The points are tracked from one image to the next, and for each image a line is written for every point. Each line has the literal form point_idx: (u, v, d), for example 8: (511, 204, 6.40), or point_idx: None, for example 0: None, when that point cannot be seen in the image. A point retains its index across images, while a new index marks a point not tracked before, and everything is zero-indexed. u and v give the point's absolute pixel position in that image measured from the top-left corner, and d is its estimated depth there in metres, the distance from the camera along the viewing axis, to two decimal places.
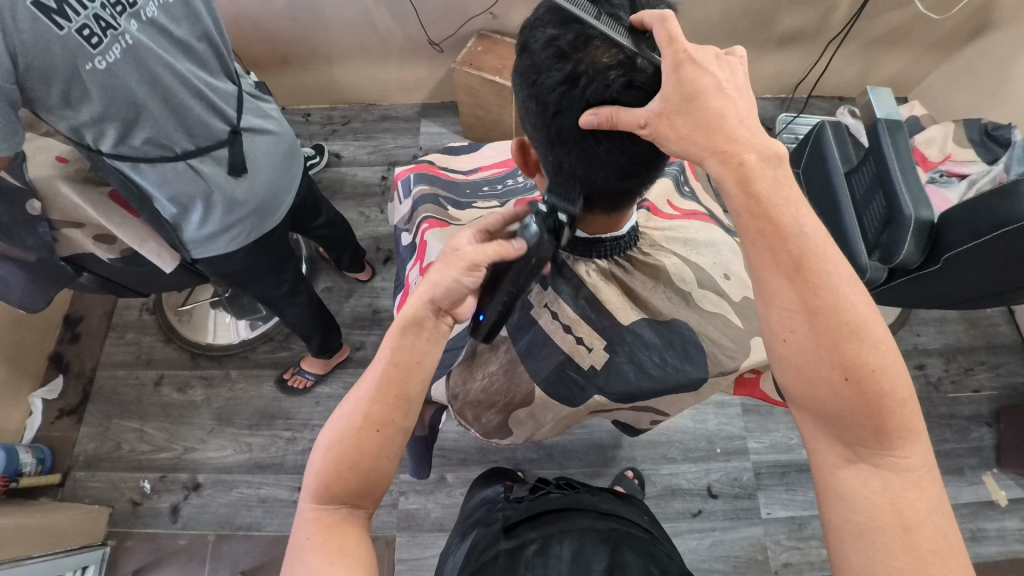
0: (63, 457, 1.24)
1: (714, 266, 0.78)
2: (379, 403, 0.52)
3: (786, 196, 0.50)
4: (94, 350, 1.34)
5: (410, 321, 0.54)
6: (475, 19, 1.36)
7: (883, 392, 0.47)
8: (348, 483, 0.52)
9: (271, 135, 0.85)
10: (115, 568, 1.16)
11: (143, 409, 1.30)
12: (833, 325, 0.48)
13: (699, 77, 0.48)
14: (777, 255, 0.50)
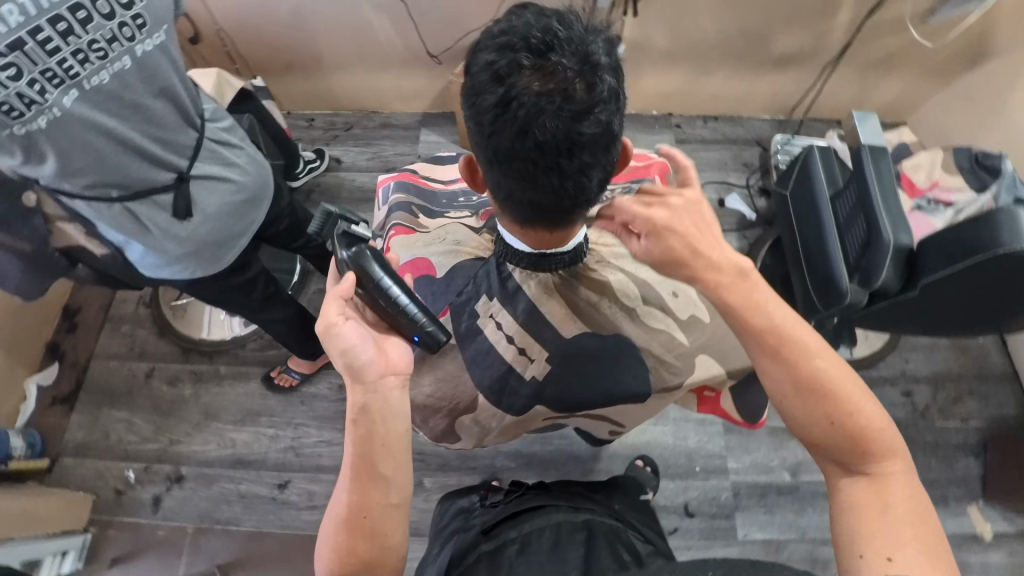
0: (54, 443, 1.28)
1: (664, 282, 0.78)
2: (360, 478, 0.53)
3: (757, 292, 0.59)
4: (89, 340, 1.38)
5: (364, 398, 0.55)
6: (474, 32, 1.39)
7: (864, 425, 0.53)
8: (356, 557, 0.51)
9: (228, 181, 0.83)
10: (96, 555, 1.19)
11: (133, 400, 1.33)
12: (812, 384, 0.55)
13: (670, 226, 0.62)
14: (758, 336, 0.57)
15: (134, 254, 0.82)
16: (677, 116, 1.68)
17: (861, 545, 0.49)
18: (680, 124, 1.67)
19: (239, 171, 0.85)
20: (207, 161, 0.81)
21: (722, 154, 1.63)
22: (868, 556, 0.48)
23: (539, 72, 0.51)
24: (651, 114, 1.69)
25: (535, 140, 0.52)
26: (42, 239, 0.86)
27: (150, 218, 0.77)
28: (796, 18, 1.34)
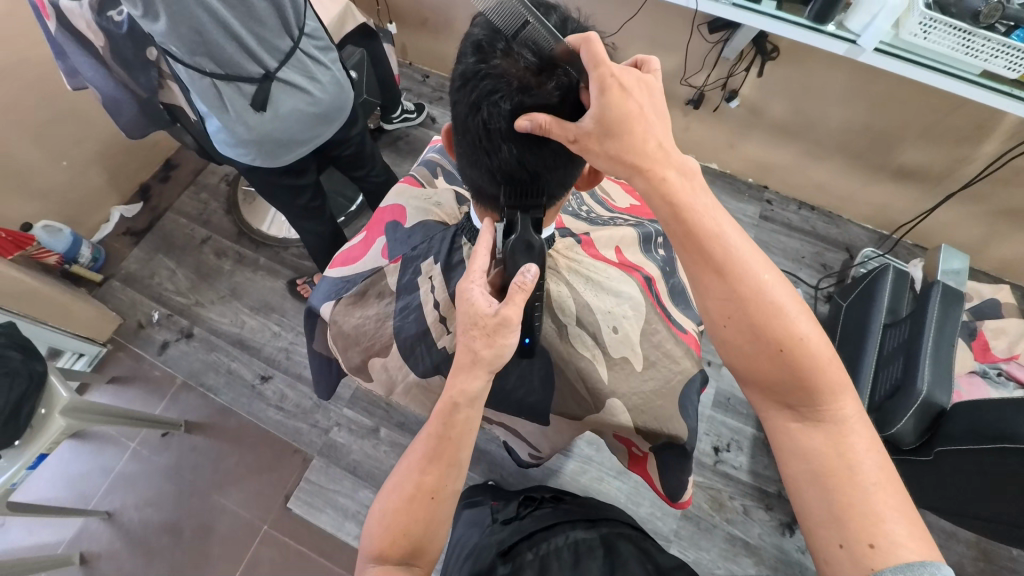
0: (112, 266, 1.47)
1: (606, 315, 0.69)
2: (435, 465, 0.53)
3: (706, 204, 0.51)
4: (173, 194, 1.57)
5: (467, 391, 0.54)
6: None
7: (812, 360, 0.48)
8: (405, 542, 0.51)
9: (306, 94, 0.93)
10: (102, 368, 1.36)
11: (182, 256, 1.50)
12: (759, 311, 0.48)
13: (622, 104, 0.47)
14: (703, 254, 0.50)
15: (210, 127, 0.92)
16: (772, 192, 1.59)
17: (837, 517, 0.45)
18: (771, 201, 1.58)
19: (317, 88, 0.94)
20: (294, 68, 0.90)
21: (803, 245, 1.52)
22: (849, 545, 0.44)
23: (511, 56, 0.51)
24: (745, 181, 1.61)
25: (483, 119, 0.53)
26: (153, 91, 1.00)
27: (229, 99, 0.86)
28: (931, 133, 1.21)
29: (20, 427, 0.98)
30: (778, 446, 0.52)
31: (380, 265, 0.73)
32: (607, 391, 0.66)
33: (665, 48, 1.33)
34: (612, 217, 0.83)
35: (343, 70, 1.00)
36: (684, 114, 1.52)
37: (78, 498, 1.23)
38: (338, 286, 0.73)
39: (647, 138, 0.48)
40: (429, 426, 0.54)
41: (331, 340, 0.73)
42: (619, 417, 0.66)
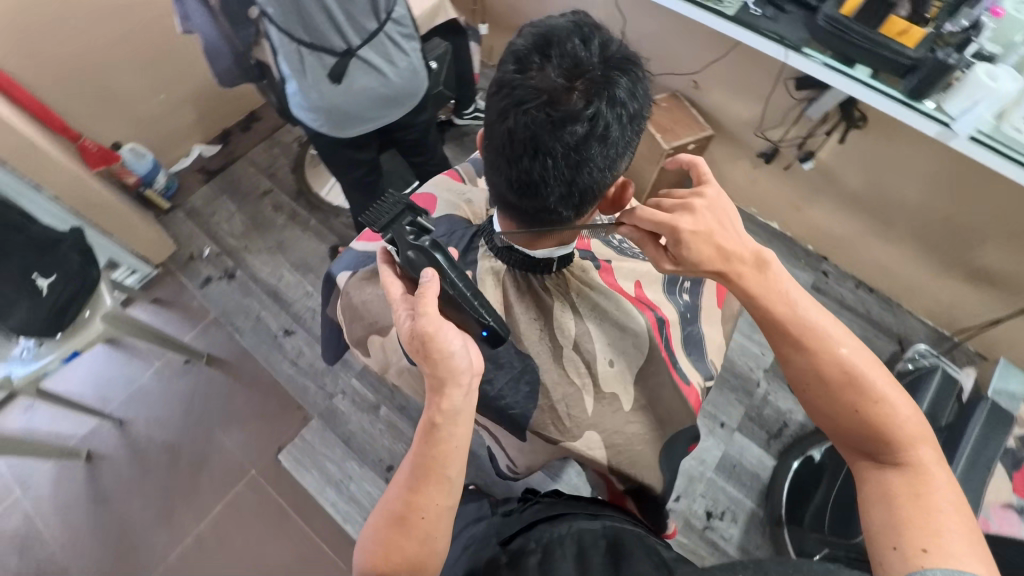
0: (181, 197, 1.59)
1: (605, 345, 0.67)
2: (427, 484, 0.52)
3: (786, 288, 0.56)
4: (250, 144, 1.68)
5: (448, 411, 0.52)
6: (678, 77, 1.39)
7: (889, 417, 0.50)
8: (401, 564, 0.51)
9: (381, 75, 0.97)
10: (149, 288, 1.46)
11: (243, 202, 1.59)
12: (833, 375, 0.52)
13: (709, 238, 0.57)
14: (785, 328, 0.55)
15: (289, 89, 0.98)
16: (831, 265, 1.51)
17: (899, 531, 0.44)
18: (827, 274, 1.50)
19: (392, 71, 0.98)
20: (374, 49, 0.94)
21: (851, 327, 1.42)
22: (903, 548, 0.43)
23: (548, 69, 0.52)
24: (803, 248, 1.54)
25: (508, 125, 0.53)
26: (248, 45, 1.07)
27: (309, 67, 0.91)
28: (1020, 239, 1.12)
29: (64, 322, 1.07)
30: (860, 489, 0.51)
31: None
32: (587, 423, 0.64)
33: (747, 96, 1.30)
34: (644, 251, 0.81)
35: (421, 58, 1.03)
36: (754, 166, 1.47)
37: (100, 400, 1.32)
38: (360, 259, 0.76)
39: (728, 254, 0.57)
40: (415, 447, 0.53)
41: (341, 309, 0.74)
42: (593, 451, 0.64)
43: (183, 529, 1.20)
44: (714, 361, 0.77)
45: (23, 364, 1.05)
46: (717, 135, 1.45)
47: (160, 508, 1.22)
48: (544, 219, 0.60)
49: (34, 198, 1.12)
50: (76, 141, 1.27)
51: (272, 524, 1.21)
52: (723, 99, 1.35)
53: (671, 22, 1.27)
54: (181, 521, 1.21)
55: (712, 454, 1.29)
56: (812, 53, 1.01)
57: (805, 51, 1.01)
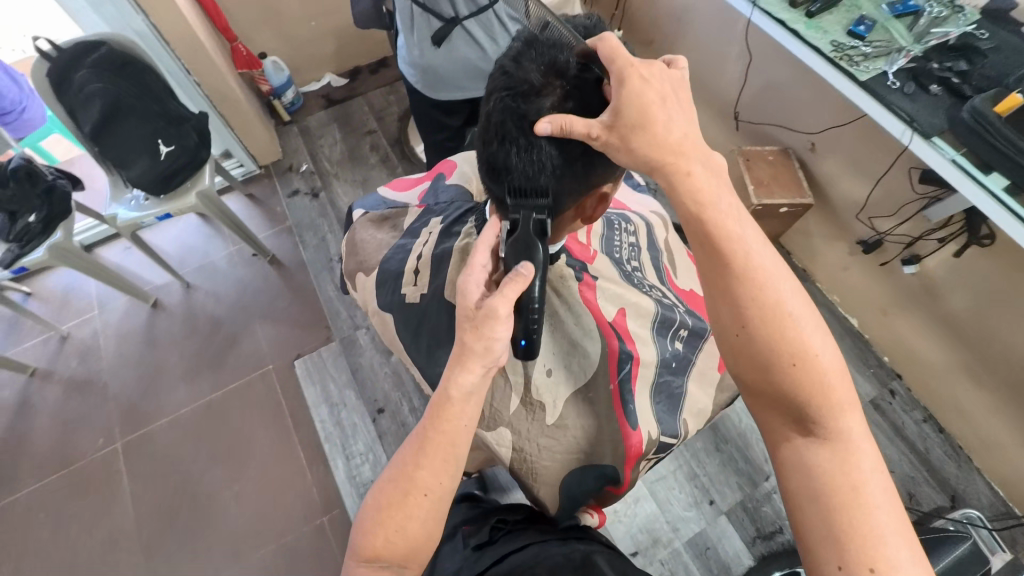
0: (301, 115, 1.77)
1: (552, 352, 0.63)
2: (427, 463, 0.45)
3: (730, 206, 0.48)
4: (373, 86, 1.82)
5: (465, 385, 0.46)
6: (794, 134, 1.29)
7: (819, 378, 0.44)
8: (400, 547, 0.44)
9: (480, 50, 0.99)
10: (248, 182, 1.66)
11: (348, 134, 1.73)
12: (769, 316, 0.44)
13: (642, 91, 0.44)
14: (722, 257, 0.46)
15: (401, 43, 1.08)
16: (903, 387, 1.31)
17: (840, 544, 0.39)
18: (894, 395, 1.30)
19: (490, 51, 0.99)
20: (478, 25, 0.96)
21: (900, 459, 1.23)
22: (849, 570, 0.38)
23: (527, 66, 0.51)
24: (878, 356, 1.36)
25: (486, 112, 0.54)
26: None
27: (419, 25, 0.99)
28: None
29: (168, 187, 1.25)
30: (779, 466, 0.46)
31: (409, 203, 0.79)
32: (505, 419, 0.61)
33: (862, 173, 1.17)
34: (654, 287, 0.76)
35: None
36: (851, 252, 1.32)
37: (178, 262, 1.54)
38: (376, 202, 0.81)
39: (670, 128, 0.45)
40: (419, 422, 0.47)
41: (344, 240, 0.80)
42: (499, 449, 0.61)
43: (199, 390, 1.36)
44: (682, 423, 0.70)
45: (134, 209, 1.27)
46: (818, 207, 1.33)
47: (189, 367, 1.39)
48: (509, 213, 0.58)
49: (181, 78, 1.31)
50: (231, 43, 1.47)
51: (266, 417, 1.32)
52: (835, 169, 1.23)
53: (802, 74, 1.18)
54: (200, 384, 1.37)
55: (688, 527, 1.15)
56: (942, 145, 0.87)
57: (934, 139, 0.88)
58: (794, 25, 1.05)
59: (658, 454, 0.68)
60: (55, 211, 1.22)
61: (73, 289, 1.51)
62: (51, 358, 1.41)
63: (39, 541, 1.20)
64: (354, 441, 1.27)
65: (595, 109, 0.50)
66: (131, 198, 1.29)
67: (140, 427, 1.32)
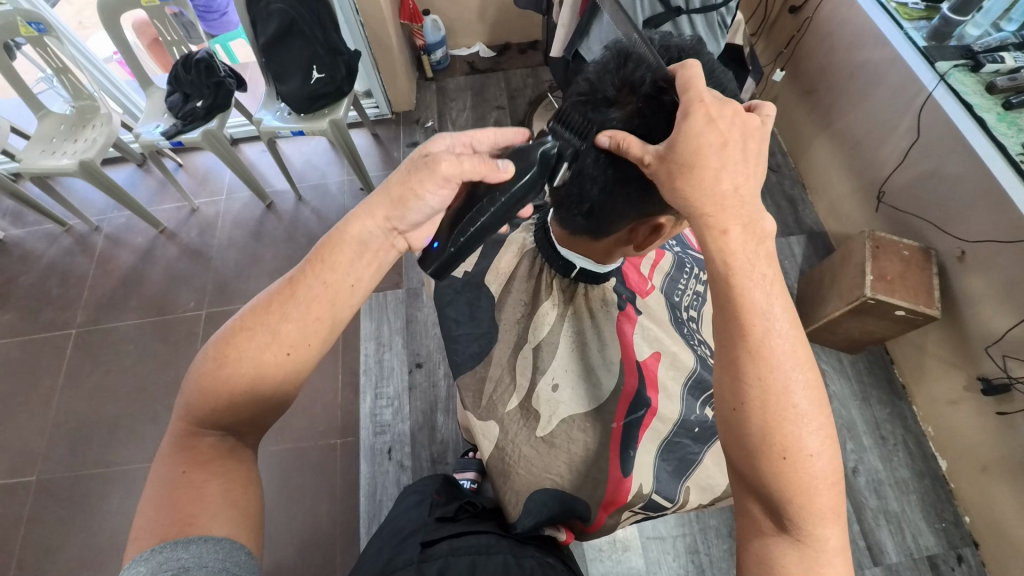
0: (443, 75, 1.87)
1: (562, 370, 0.63)
2: (297, 317, 0.48)
3: (763, 275, 0.44)
4: (518, 64, 1.87)
5: (359, 235, 0.50)
6: (944, 238, 1.12)
7: (808, 478, 0.42)
8: (244, 406, 0.48)
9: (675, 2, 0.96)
10: (377, 124, 1.79)
11: (479, 104, 1.79)
12: (770, 402, 0.42)
13: (703, 132, 0.41)
14: (739, 328, 0.43)
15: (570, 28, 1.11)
16: (974, 556, 1.12)
17: None
18: (960, 560, 1.12)
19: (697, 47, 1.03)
20: (702, 20, 0.99)
21: None
22: None
23: (605, 77, 0.51)
24: (958, 511, 1.17)
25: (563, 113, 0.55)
26: None
27: (638, 4, 0.97)
28: None
29: (311, 107, 1.41)
30: (744, 553, 0.45)
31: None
32: (501, 432, 0.61)
33: (1014, 305, 0.99)
34: (697, 343, 0.74)
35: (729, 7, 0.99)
36: (966, 386, 1.14)
37: (298, 176, 1.71)
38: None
39: (720, 179, 0.41)
40: (295, 269, 0.50)
41: None
42: (483, 441, 0.62)
43: None
44: (681, 486, 0.68)
45: (277, 119, 1.44)
46: (946, 324, 1.15)
47: (278, 268, 1.55)
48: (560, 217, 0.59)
49: (348, 16, 1.44)
50: None
51: None
52: (982, 291, 1.05)
53: (972, 171, 1.02)
54: None
55: None
56: None
57: None
58: (984, 115, 1.01)
59: (645, 510, 0.66)
60: (218, 102, 1.40)
61: (212, 172, 1.74)
62: (179, 223, 1.65)
63: (123, 365, 1.42)
64: (386, 384, 1.34)
65: (659, 133, 0.48)
66: (278, 109, 1.47)
67: (225, 305, 1.50)
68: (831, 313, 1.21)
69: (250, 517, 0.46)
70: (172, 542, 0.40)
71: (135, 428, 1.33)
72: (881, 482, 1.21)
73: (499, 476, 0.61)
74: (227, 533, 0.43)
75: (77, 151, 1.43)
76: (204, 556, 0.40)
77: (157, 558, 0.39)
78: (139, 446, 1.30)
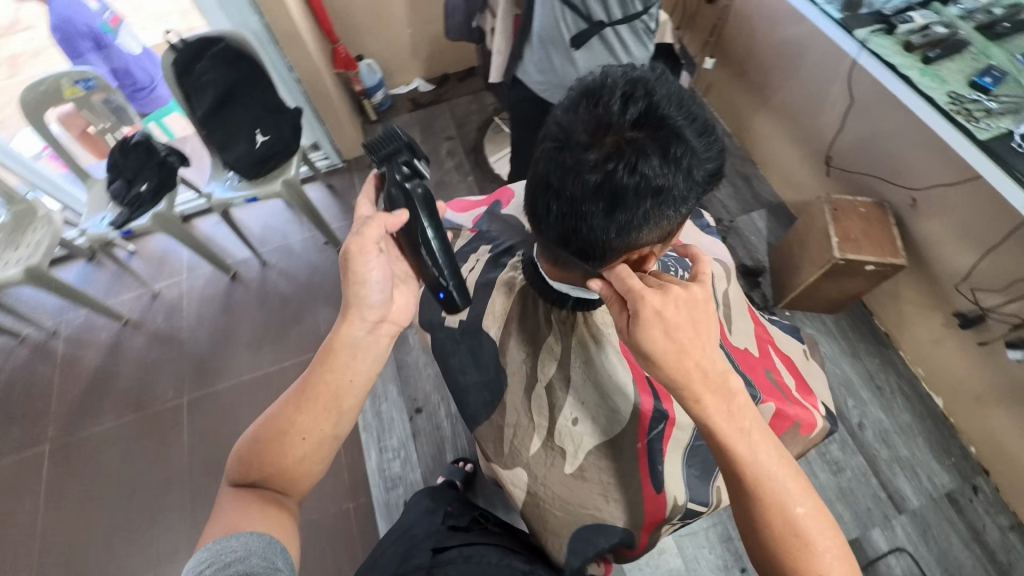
0: (387, 114, 1.87)
1: (577, 402, 0.62)
2: (309, 407, 0.57)
3: (729, 411, 0.49)
4: (459, 92, 1.89)
5: (349, 338, 0.59)
6: (894, 189, 1.18)
7: (814, 565, 0.46)
8: (274, 473, 0.56)
9: (593, 20, 1.00)
10: (330, 175, 1.77)
11: (429, 137, 1.80)
12: (763, 513, 0.47)
13: (662, 334, 0.47)
14: (720, 462, 0.49)
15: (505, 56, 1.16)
16: (988, 484, 1.17)
17: None
18: (976, 491, 1.16)
19: (627, 56, 1.08)
20: (626, 29, 1.04)
21: (972, 566, 1.09)
22: None
23: (576, 121, 0.50)
24: (963, 446, 1.21)
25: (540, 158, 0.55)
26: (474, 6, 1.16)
27: (561, 24, 1.01)
28: None
29: (261, 171, 1.36)
30: None
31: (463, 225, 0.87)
32: (536, 473, 0.62)
33: (972, 241, 1.05)
34: None
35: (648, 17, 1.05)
36: (946, 324, 1.18)
37: (259, 240, 1.67)
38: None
39: (687, 363, 0.47)
40: (307, 370, 0.59)
41: None
42: (514, 488, 0.65)
43: (258, 361, 1.46)
44: (713, 487, 0.68)
45: (228, 189, 1.39)
46: (913, 270, 1.20)
47: (255, 337, 1.50)
48: (554, 255, 0.59)
49: (283, 74, 1.43)
50: (332, 45, 1.57)
51: None
52: (942, 231, 1.10)
53: (908, 124, 1.08)
54: (263, 355, 1.47)
55: None
56: None
57: None
58: (906, 73, 0.98)
59: (683, 519, 0.66)
60: (164, 182, 1.37)
61: (169, 252, 1.68)
62: (142, 311, 1.57)
63: (107, 472, 1.33)
64: (389, 437, 1.30)
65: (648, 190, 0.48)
66: (227, 178, 1.42)
67: (207, 386, 1.43)
68: (807, 280, 1.25)
69: (286, 527, 0.53)
70: (224, 532, 0.48)
71: (133, 536, 1.25)
72: (887, 431, 1.24)
73: (540, 513, 0.63)
74: (265, 527, 0.50)
75: (20, 259, 1.35)
76: (249, 538, 0.48)
77: (214, 541, 0.46)
78: (140, 555, 1.22)
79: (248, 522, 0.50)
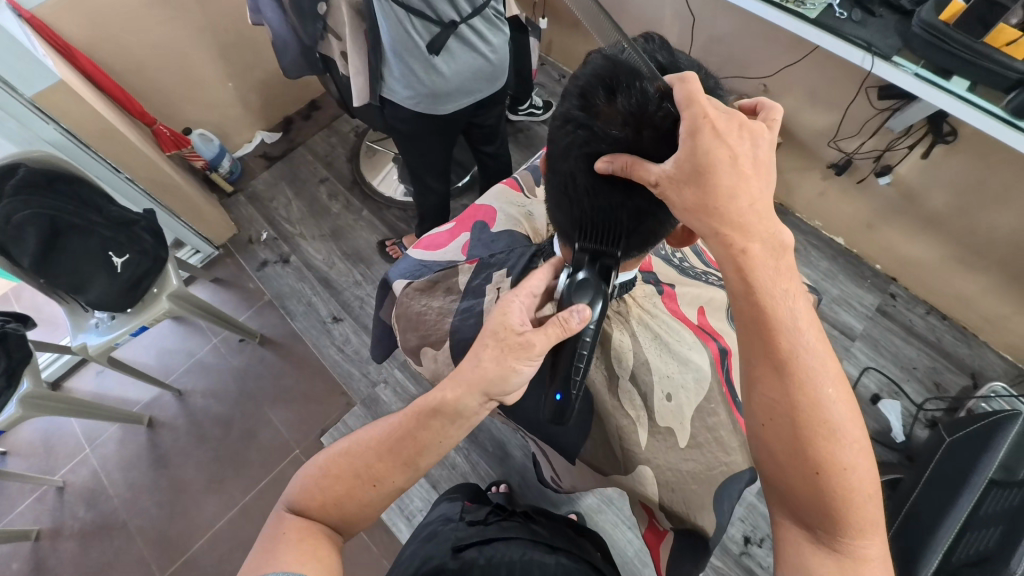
0: (244, 181, 1.67)
1: (664, 378, 0.67)
2: (387, 458, 0.51)
3: (775, 261, 0.46)
4: (311, 131, 1.74)
5: (455, 405, 0.51)
6: (748, 82, 1.32)
7: (826, 418, 0.44)
8: (333, 509, 0.51)
9: (448, 22, 0.96)
10: (210, 267, 1.54)
11: (302, 187, 1.64)
12: (787, 363, 0.45)
13: (711, 145, 0.43)
14: (751, 306, 0.45)
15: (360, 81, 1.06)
16: (900, 288, 1.40)
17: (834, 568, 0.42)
18: (895, 297, 1.39)
19: (489, 47, 1.06)
20: (479, 21, 1.01)
21: (918, 355, 1.32)
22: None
23: (606, 119, 0.50)
24: (872, 267, 1.43)
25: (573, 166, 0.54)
26: (314, 39, 1.05)
27: (413, 33, 0.96)
28: None
29: (135, 297, 1.15)
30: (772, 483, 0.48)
31: (458, 261, 0.81)
32: (640, 458, 0.65)
33: (824, 103, 1.22)
34: (705, 271, 0.85)
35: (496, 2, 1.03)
36: (824, 177, 1.38)
37: (163, 370, 1.42)
38: (416, 268, 0.81)
39: (737, 198, 0.44)
40: (396, 414, 0.54)
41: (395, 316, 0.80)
42: (645, 487, 0.65)
43: (230, 498, 1.26)
44: None
45: (103, 333, 1.15)
46: (784, 143, 1.37)
47: (212, 474, 1.29)
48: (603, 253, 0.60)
49: (114, 180, 1.20)
50: (150, 126, 1.38)
51: None
52: (798, 103, 1.26)
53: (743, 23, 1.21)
54: (232, 488, 1.27)
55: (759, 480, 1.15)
56: (903, 63, 0.89)
57: (896, 60, 0.89)
58: None
59: None
60: (13, 361, 1.08)
61: (54, 433, 1.37)
62: (53, 514, 1.27)
63: None
64: (411, 501, 1.21)
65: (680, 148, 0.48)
66: (96, 322, 1.17)
67: (178, 555, 1.21)
68: None
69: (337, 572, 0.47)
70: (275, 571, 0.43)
71: None
72: (817, 280, 1.43)
73: (656, 490, 0.64)
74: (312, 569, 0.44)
75: None
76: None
77: None
78: None
79: (300, 557, 0.45)
